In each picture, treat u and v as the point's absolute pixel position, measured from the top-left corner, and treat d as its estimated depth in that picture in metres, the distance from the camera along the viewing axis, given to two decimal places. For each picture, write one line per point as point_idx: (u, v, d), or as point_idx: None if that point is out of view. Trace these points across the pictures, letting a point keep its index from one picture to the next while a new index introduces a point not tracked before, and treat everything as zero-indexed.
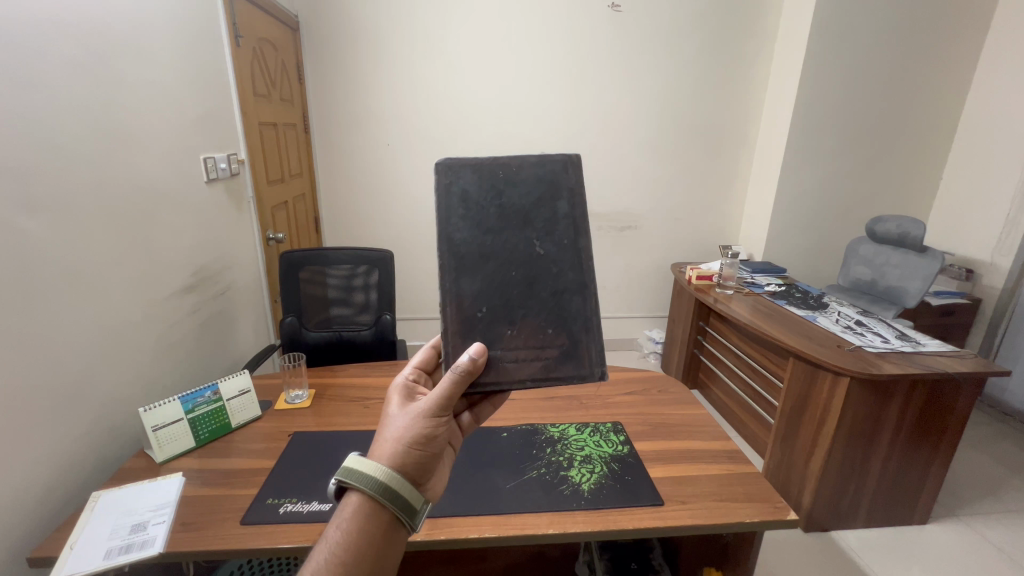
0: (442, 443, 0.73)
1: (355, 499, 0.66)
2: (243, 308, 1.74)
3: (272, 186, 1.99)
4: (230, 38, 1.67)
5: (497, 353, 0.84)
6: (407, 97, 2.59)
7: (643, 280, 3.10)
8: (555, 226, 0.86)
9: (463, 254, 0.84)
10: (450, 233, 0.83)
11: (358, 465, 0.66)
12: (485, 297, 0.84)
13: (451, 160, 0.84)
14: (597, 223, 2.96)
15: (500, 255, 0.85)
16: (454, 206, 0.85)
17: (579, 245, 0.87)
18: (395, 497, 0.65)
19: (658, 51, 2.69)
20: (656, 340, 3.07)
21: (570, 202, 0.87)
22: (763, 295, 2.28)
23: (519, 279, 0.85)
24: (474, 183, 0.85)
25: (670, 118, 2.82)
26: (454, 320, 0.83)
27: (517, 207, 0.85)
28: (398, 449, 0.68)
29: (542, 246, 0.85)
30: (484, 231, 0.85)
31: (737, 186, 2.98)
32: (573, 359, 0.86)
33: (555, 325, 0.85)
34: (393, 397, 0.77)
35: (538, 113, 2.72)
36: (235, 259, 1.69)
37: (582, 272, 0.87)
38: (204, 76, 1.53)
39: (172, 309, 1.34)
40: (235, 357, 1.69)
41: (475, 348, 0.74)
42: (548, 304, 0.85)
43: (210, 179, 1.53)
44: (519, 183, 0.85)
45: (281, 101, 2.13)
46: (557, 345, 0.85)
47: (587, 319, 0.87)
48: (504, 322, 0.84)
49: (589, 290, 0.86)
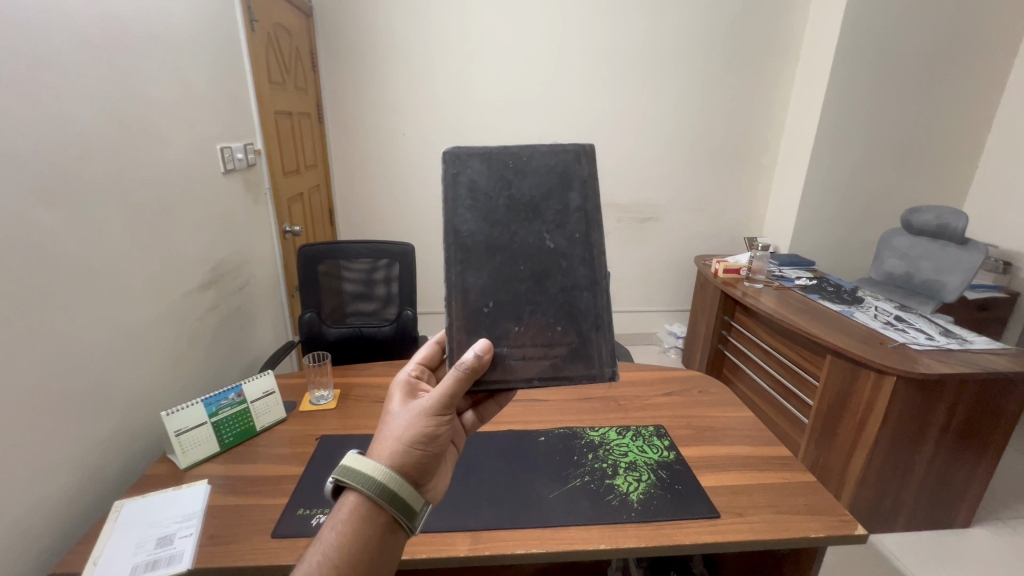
0: (444, 443, 0.73)
1: (353, 500, 0.66)
2: (263, 304, 1.69)
3: (287, 177, 1.93)
4: (245, 23, 1.60)
5: (503, 350, 0.82)
6: (424, 85, 2.51)
7: (663, 273, 3.02)
8: (565, 219, 0.83)
9: (469, 246, 0.82)
10: (456, 224, 0.81)
11: (356, 464, 0.66)
12: (492, 292, 0.83)
13: (460, 148, 0.82)
14: (617, 214, 2.87)
15: (508, 249, 0.83)
16: (461, 197, 0.83)
17: (591, 239, 0.84)
18: (393, 497, 0.66)
19: (682, 35, 2.59)
20: (677, 334, 3.00)
21: (582, 194, 0.84)
22: (794, 289, 2.20)
23: (527, 274, 0.83)
24: (483, 173, 0.82)
25: (695, 105, 2.72)
26: (458, 315, 0.82)
27: (526, 200, 0.83)
28: (396, 448, 0.68)
29: (552, 239, 0.83)
30: (492, 224, 0.82)
31: (763, 176, 2.89)
32: (582, 357, 0.84)
33: (563, 323, 0.84)
34: (394, 395, 0.78)
35: (559, 102, 2.63)
36: (254, 254, 1.63)
37: (593, 267, 0.84)
38: (219, 62, 1.46)
39: (192, 306, 1.30)
40: (255, 355, 1.65)
41: (480, 344, 0.74)
42: (556, 301, 0.83)
43: (226, 170, 1.46)
44: (528, 174, 0.83)
45: (296, 90, 2.07)
46: (565, 343, 0.84)
47: (597, 318, 0.85)
48: (512, 317, 0.82)
49: (600, 287, 0.83)
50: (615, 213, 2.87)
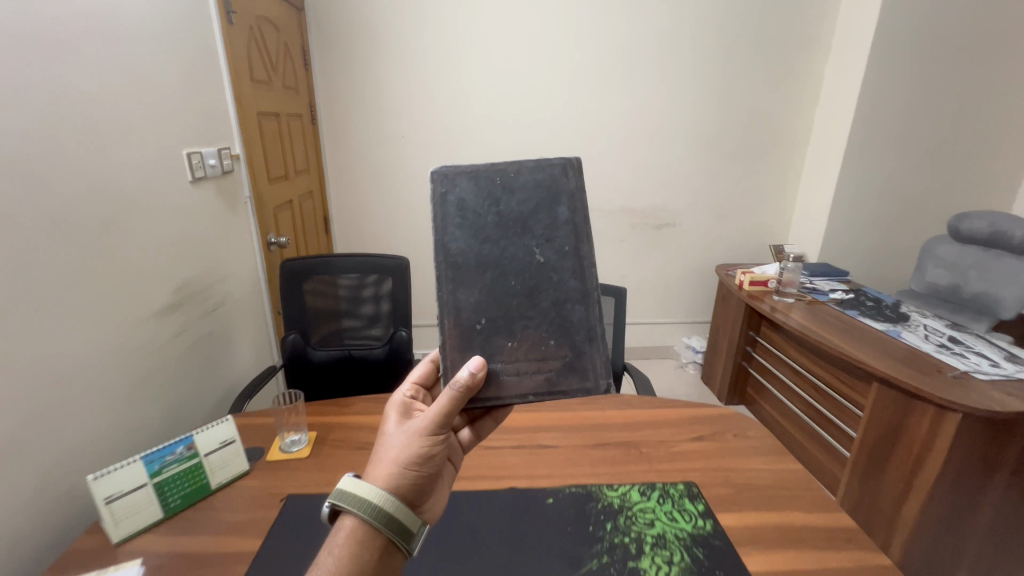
0: (440, 463, 0.72)
1: (349, 524, 0.66)
2: (240, 326, 1.52)
3: (273, 184, 1.77)
4: (221, 15, 1.44)
5: (496, 367, 0.77)
6: (424, 82, 2.35)
7: (680, 282, 2.82)
8: (555, 233, 0.79)
9: (460, 264, 0.77)
10: (444, 242, 0.77)
11: (352, 488, 0.66)
12: (485, 308, 0.77)
13: (447, 167, 0.78)
14: (631, 220, 2.68)
15: (498, 265, 0.78)
16: (450, 216, 0.78)
17: (581, 252, 0.79)
18: (391, 519, 0.65)
19: (702, 28, 2.39)
20: (695, 349, 2.80)
21: (570, 208, 0.80)
22: (829, 304, 1.99)
23: (519, 288, 0.78)
24: (472, 191, 0.78)
25: (715, 103, 2.52)
26: (451, 333, 0.77)
27: (516, 216, 0.78)
28: (391, 470, 0.67)
29: (542, 253, 0.78)
30: (481, 240, 0.78)
31: (789, 178, 2.68)
32: (577, 371, 0.79)
33: (557, 337, 0.78)
34: (390, 414, 0.76)
35: (568, 101, 2.45)
36: (231, 270, 1.48)
37: (585, 279, 0.79)
38: (189, 57, 1.30)
39: (147, 336, 1.13)
40: (232, 383, 1.49)
41: (475, 362, 0.69)
42: (549, 314, 0.78)
43: (196, 178, 1.30)
44: (517, 190, 0.78)
45: (284, 89, 1.91)
46: (558, 357, 0.79)
47: (591, 330, 0.79)
48: (505, 333, 0.77)
49: (594, 299, 0.79)
50: (628, 219, 2.68)
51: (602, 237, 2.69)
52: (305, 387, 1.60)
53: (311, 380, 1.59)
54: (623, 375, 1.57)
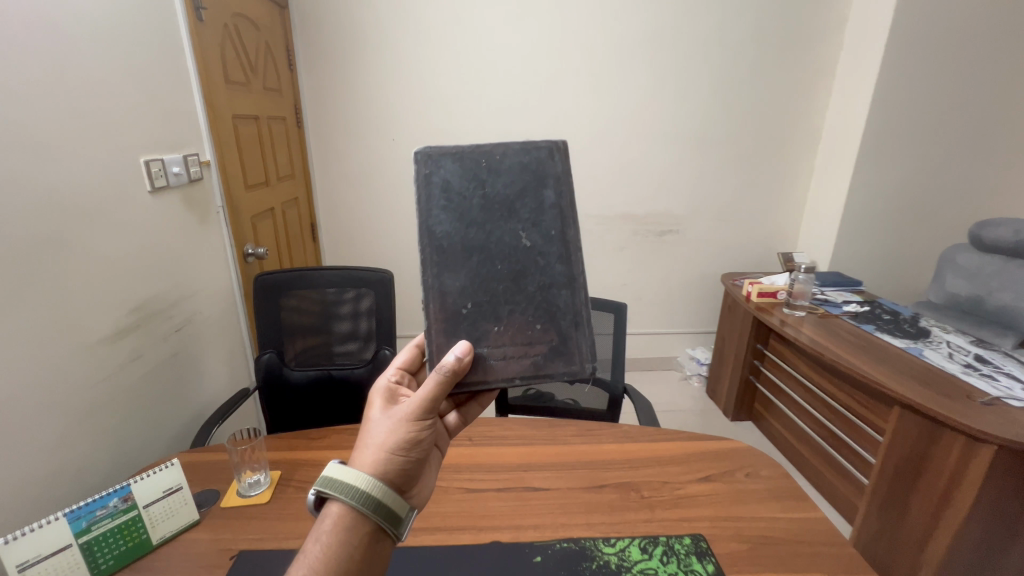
0: (427, 447, 0.73)
1: (336, 510, 0.65)
2: (210, 344, 1.42)
3: (251, 191, 1.67)
4: (189, 11, 1.34)
5: (483, 351, 0.81)
6: (416, 83, 2.24)
7: (684, 291, 2.71)
8: (540, 217, 0.83)
9: (446, 247, 0.81)
10: (431, 225, 0.80)
11: (339, 475, 0.66)
12: (471, 293, 0.82)
13: (432, 149, 0.80)
14: (632, 226, 2.56)
15: (484, 249, 0.81)
16: (434, 199, 0.81)
17: (567, 237, 0.83)
18: (377, 505, 0.65)
19: (707, 24, 2.27)
20: (699, 360, 2.69)
21: (557, 191, 0.81)
22: (841, 317, 1.87)
23: (504, 273, 0.82)
24: (457, 172, 0.82)
25: (721, 103, 2.40)
26: (437, 316, 0.81)
27: (501, 200, 0.82)
28: (379, 455, 0.68)
29: (528, 237, 0.82)
30: (467, 224, 0.81)
31: (798, 182, 2.57)
32: (564, 355, 0.84)
33: (543, 322, 0.83)
34: (375, 402, 0.77)
35: (567, 100, 2.34)
36: (200, 285, 1.37)
37: (571, 263, 0.84)
38: (150, 57, 1.20)
39: (93, 365, 1.01)
40: (199, 409, 1.37)
41: (461, 346, 0.75)
42: (535, 299, 0.83)
43: (156, 188, 1.19)
44: (502, 173, 0.82)
45: (265, 90, 1.81)
46: (544, 342, 0.83)
47: (576, 315, 0.84)
48: (491, 318, 0.82)
49: (578, 284, 0.83)
50: (630, 224, 2.56)
51: (602, 243, 2.57)
52: (281, 408, 1.51)
53: (289, 401, 1.50)
54: (622, 397, 1.47)
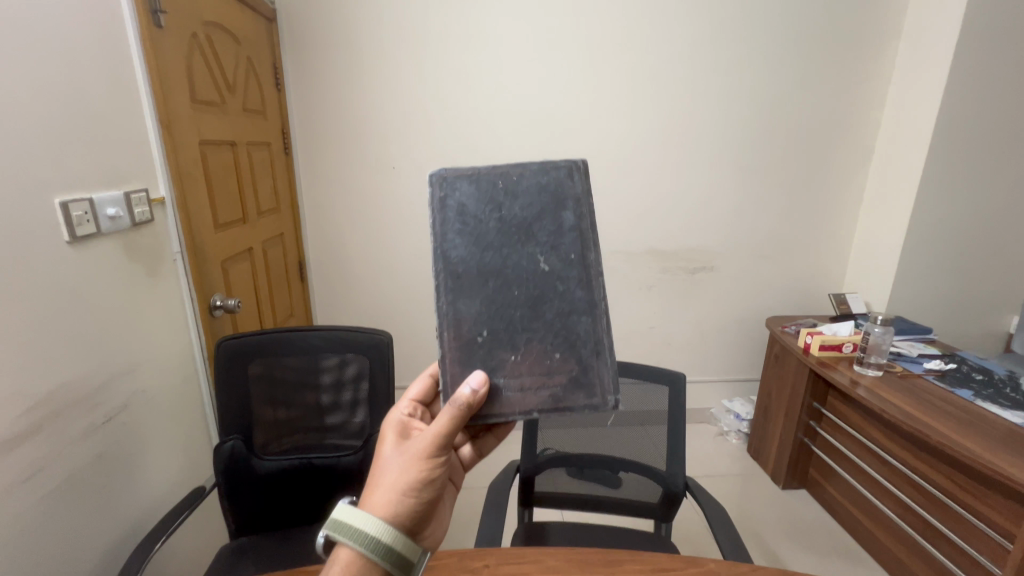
0: (443, 485, 0.67)
1: (345, 557, 0.60)
2: (158, 431, 1.14)
3: (222, 231, 1.39)
4: (139, 14, 1.07)
5: (498, 383, 0.67)
6: (421, 110, 2.00)
7: (718, 335, 2.42)
8: (560, 240, 0.67)
9: (460, 273, 0.67)
10: (443, 250, 0.66)
11: (348, 517, 0.61)
12: (487, 319, 0.67)
13: (446, 169, 0.67)
14: (660, 266, 2.29)
15: (501, 274, 0.67)
16: (449, 223, 0.67)
17: (589, 261, 0.67)
18: (389, 551, 0.60)
19: (745, 43, 2.05)
20: (738, 414, 2.38)
21: (577, 214, 0.67)
22: (925, 377, 1.58)
23: (521, 299, 0.67)
24: (473, 195, 0.67)
25: (759, 128, 2.16)
26: (450, 346, 0.67)
27: (518, 223, 0.67)
28: (392, 497, 0.62)
29: (546, 261, 0.67)
30: (483, 248, 0.66)
31: (844, 218, 2.31)
32: (584, 387, 0.68)
33: (563, 350, 0.67)
34: (387, 438, 0.71)
35: (591, 125, 2.08)
36: (146, 357, 1.10)
37: (592, 288, 0.68)
38: (80, 74, 0.92)
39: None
40: (133, 518, 1.07)
41: (476, 378, 0.64)
42: (554, 327, 0.67)
43: (77, 238, 0.90)
44: (520, 195, 0.67)
45: (246, 112, 1.56)
46: (564, 372, 0.68)
47: (597, 342, 0.68)
48: (507, 345, 0.67)
49: (600, 311, 0.67)
50: (658, 262, 2.28)
51: (627, 283, 2.29)
52: (250, 507, 1.20)
53: (261, 497, 1.21)
54: (679, 493, 1.17)
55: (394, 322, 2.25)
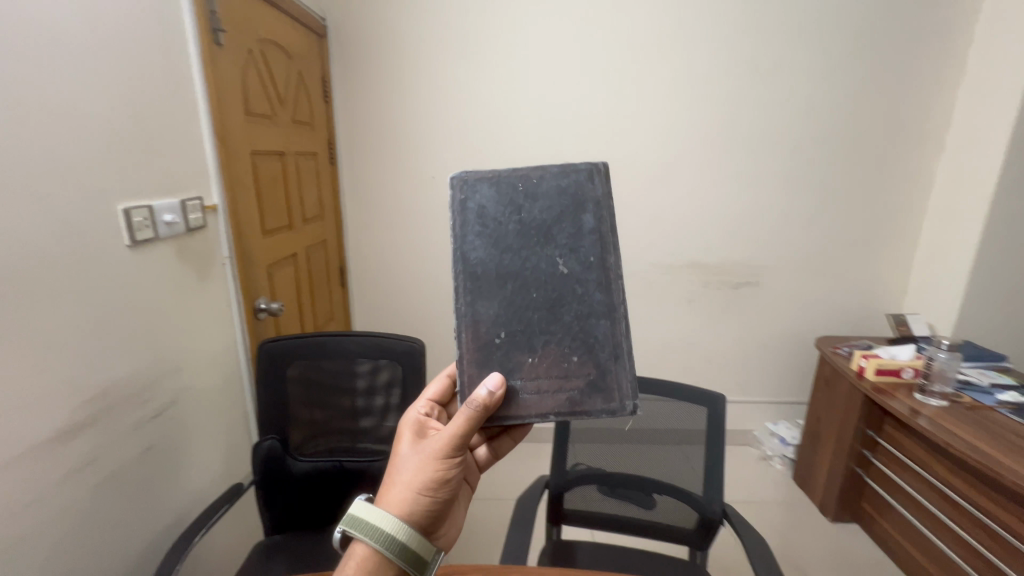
0: (457, 485, 0.69)
1: (360, 551, 0.62)
2: (203, 427, 1.20)
3: (269, 236, 1.46)
4: (201, 31, 1.15)
5: (515, 385, 0.67)
6: (460, 121, 2.03)
7: (763, 354, 2.30)
8: (580, 242, 0.67)
9: (479, 274, 0.67)
10: (463, 250, 0.67)
11: (365, 513, 0.64)
12: (505, 321, 0.67)
13: (467, 171, 0.68)
14: (701, 279, 2.21)
15: (520, 276, 0.67)
16: (468, 224, 0.68)
17: (608, 264, 0.67)
18: (402, 549, 0.62)
19: (797, 47, 1.96)
20: (783, 439, 2.26)
21: (597, 217, 0.68)
22: (999, 410, 1.44)
23: (540, 301, 0.67)
24: (493, 197, 0.68)
25: (811, 134, 2.05)
26: (468, 347, 0.67)
27: (538, 225, 0.67)
28: (408, 495, 0.65)
29: (565, 263, 0.67)
30: (502, 249, 0.67)
31: (905, 233, 2.15)
32: (602, 391, 0.67)
33: (581, 353, 0.67)
34: (404, 437, 0.74)
35: (632, 130, 2.05)
36: (194, 356, 1.15)
37: (612, 292, 0.68)
38: (143, 91, 0.99)
39: (20, 483, 0.76)
40: (176, 510, 1.12)
41: (493, 380, 0.65)
42: (572, 330, 0.67)
43: (135, 243, 0.96)
44: (539, 197, 0.68)
45: (296, 124, 1.63)
46: (581, 376, 0.67)
47: (616, 346, 0.68)
48: (525, 347, 0.67)
49: (619, 315, 0.67)
50: (699, 276, 2.21)
51: (665, 296, 2.23)
52: (286, 505, 1.24)
53: (295, 496, 1.24)
54: (717, 522, 1.11)
55: (429, 329, 2.28)
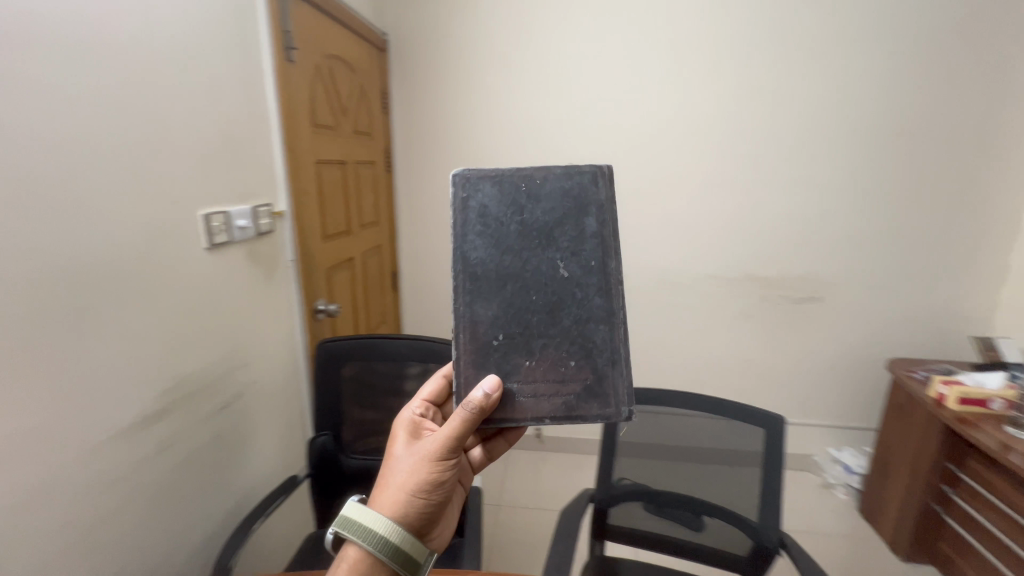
0: (450, 487, 0.70)
1: (354, 553, 0.64)
2: (264, 420, 1.27)
3: (329, 241, 1.53)
4: (276, 49, 1.23)
5: (511, 387, 0.67)
6: (513, 130, 2.05)
7: (827, 375, 2.16)
8: (581, 246, 0.68)
9: (479, 274, 0.68)
10: (463, 250, 0.67)
11: (358, 515, 0.64)
12: (503, 323, 0.68)
13: (469, 169, 0.68)
14: (760, 293, 2.11)
15: (519, 277, 0.68)
16: (469, 224, 0.68)
17: (609, 268, 0.68)
18: (395, 550, 0.63)
19: (875, 47, 1.80)
20: (847, 466, 2.12)
21: (599, 221, 0.68)
22: None
23: (539, 304, 0.68)
24: (495, 197, 0.68)
25: (890, 140, 1.88)
26: (466, 348, 0.67)
27: (539, 227, 0.68)
28: (401, 496, 0.66)
29: (565, 267, 0.68)
30: (503, 250, 0.67)
31: (1000, 248, 1.94)
32: (598, 397, 0.68)
33: (579, 357, 0.68)
34: (398, 436, 0.74)
35: (688, 138, 1.98)
36: (259, 352, 1.23)
37: (611, 297, 0.68)
38: (226, 106, 1.09)
39: (109, 463, 0.84)
40: (240, 495, 1.20)
41: (490, 382, 0.65)
42: (571, 333, 0.68)
43: (213, 245, 1.05)
44: (542, 199, 0.68)
45: (356, 134, 1.71)
46: (578, 380, 0.68)
47: (614, 351, 0.68)
48: (523, 350, 0.67)
49: (617, 320, 0.68)
50: (757, 289, 2.10)
51: (721, 310, 2.14)
52: (335, 500, 1.28)
53: (344, 492, 1.28)
54: (773, 552, 1.05)
55: None
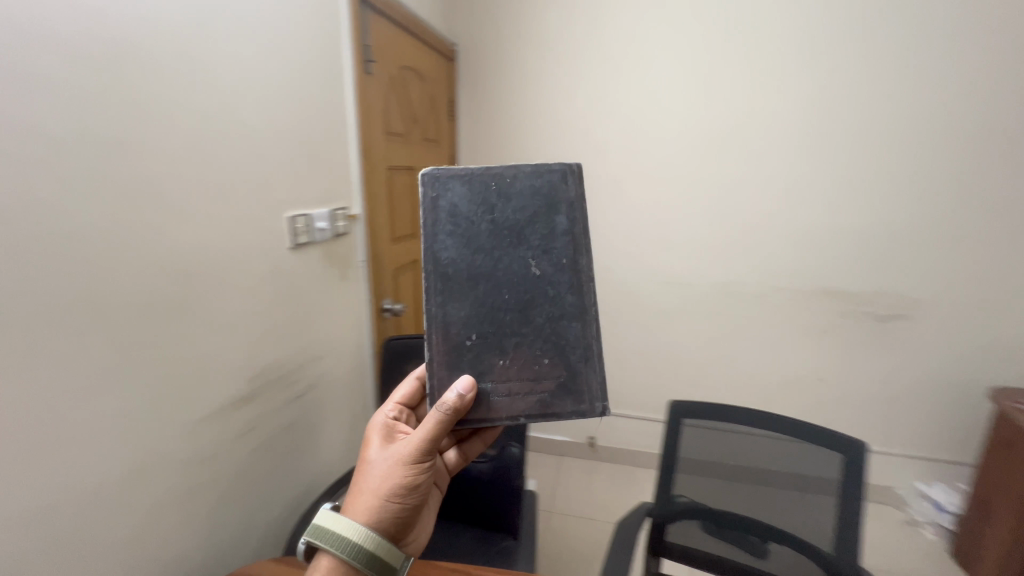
0: (425, 490, 0.72)
1: (327, 562, 0.65)
2: (333, 412, 1.35)
3: (397, 244, 1.61)
4: (357, 61, 1.32)
5: (486, 387, 0.68)
6: (576, 136, 2.04)
7: (916, 401, 1.96)
8: (552, 244, 0.69)
9: (451, 274, 0.68)
10: (434, 251, 0.68)
11: (330, 524, 0.66)
12: (476, 322, 0.69)
13: (439, 170, 0.69)
14: (840, 309, 1.95)
15: (491, 277, 0.69)
16: (440, 224, 0.69)
17: (580, 266, 0.70)
18: (369, 556, 0.65)
19: (984, 38, 1.62)
20: (937, 504, 1.92)
21: (569, 219, 0.70)
22: None
23: (511, 302, 0.69)
24: (465, 196, 0.69)
25: (1001, 141, 1.67)
26: (439, 349, 0.68)
27: (510, 226, 0.69)
28: (375, 501, 0.67)
29: (537, 264, 0.69)
30: (474, 250, 0.68)
31: None
32: (572, 393, 0.69)
33: (551, 354, 0.69)
34: (372, 442, 0.76)
35: (761, 141, 1.87)
36: (331, 347, 1.31)
37: (583, 294, 0.70)
38: (311, 117, 1.18)
39: (207, 439, 0.95)
40: (312, 478, 1.29)
41: (464, 382, 0.66)
42: (544, 331, 0.69)
43: (297, 245, 1.14)
44: (512, 197, 0.69)
45: (425, 141, 1.78)
46: (552, 377, 0.69)
47: (586, 347, 0.70)
48: (496, 349, 0.68)
49: (589, 316, 0.69)
50: (836, 305, 1.95)
51: (794, 325, 2.01)
52: None
53: None
54: None
55: None
